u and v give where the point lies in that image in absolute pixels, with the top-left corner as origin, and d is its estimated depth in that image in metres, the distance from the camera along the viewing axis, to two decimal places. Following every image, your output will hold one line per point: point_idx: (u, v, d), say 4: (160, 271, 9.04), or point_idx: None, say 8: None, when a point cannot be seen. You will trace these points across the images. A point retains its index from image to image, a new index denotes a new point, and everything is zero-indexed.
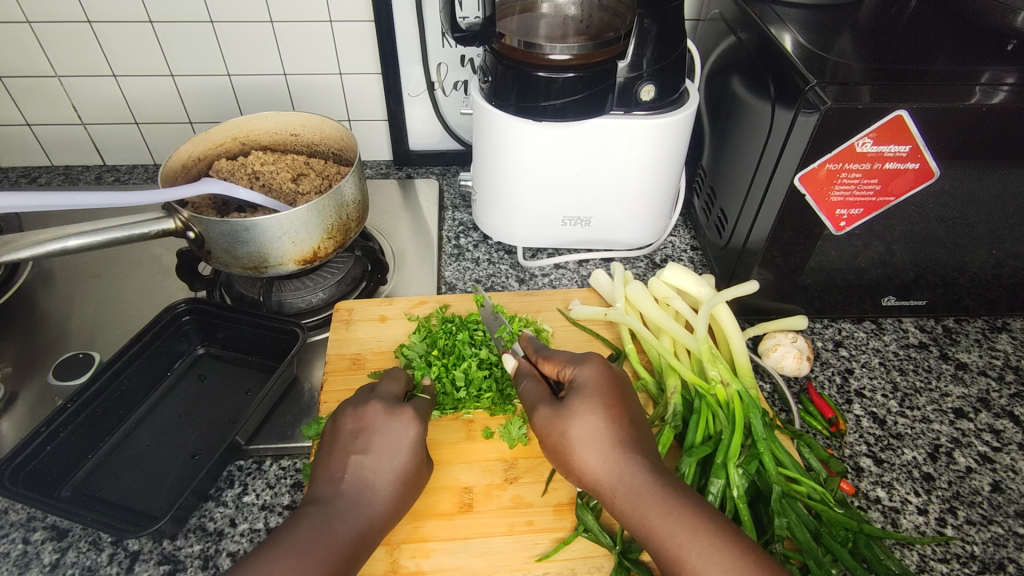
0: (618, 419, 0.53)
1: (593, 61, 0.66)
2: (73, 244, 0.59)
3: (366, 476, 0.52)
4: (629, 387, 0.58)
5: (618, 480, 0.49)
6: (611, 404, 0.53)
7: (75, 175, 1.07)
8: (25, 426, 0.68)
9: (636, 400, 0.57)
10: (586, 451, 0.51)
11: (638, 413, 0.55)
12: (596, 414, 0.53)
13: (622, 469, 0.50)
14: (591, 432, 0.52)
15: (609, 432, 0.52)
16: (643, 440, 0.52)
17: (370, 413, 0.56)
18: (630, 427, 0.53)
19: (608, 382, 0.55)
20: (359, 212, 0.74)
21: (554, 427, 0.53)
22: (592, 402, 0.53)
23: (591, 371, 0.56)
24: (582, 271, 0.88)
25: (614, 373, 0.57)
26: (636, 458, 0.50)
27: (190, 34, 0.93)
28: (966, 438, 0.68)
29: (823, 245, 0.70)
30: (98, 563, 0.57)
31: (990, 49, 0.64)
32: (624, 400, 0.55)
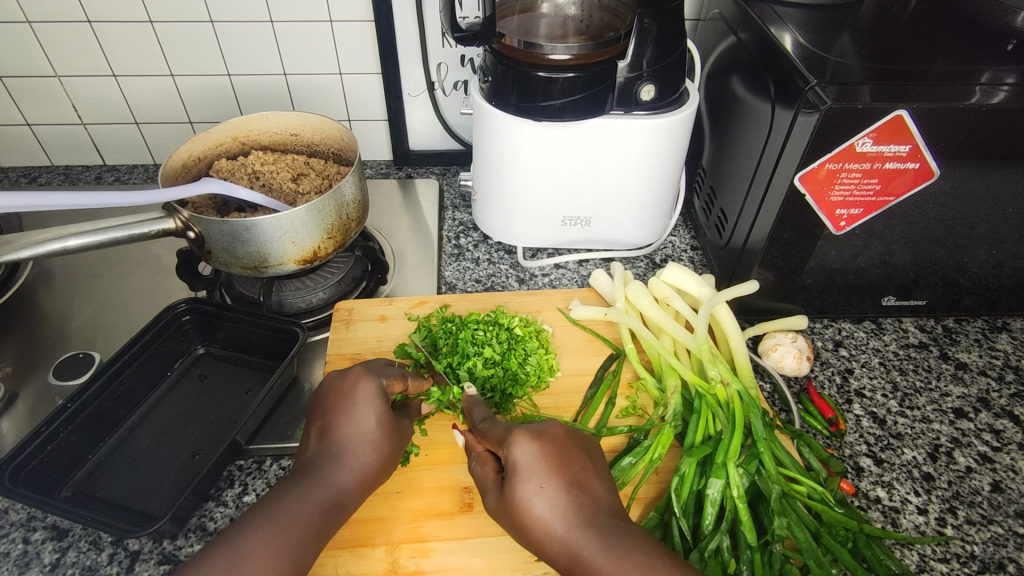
0: (562, 499, 0.49)
1: (593, 61, 0.66)
2: (73, 244, 0.59)
3: (330, 434, 0.54)
4: (569, 450, 0.53)
5: (574, 560, 0.47)
6: (548, 482, 0.50)
7: (75, 175, 1.07)
8: (26, 426, 0.68)
9: (582, 457, 0.53)
10: (538, 534, 0.49)
11: (584, 477, 0.51)
12: (534, 496, 0.49)
13: (576, 547, 0.47)
14: (536, 517, 0.49)
15: (553, 511, 0.49)
16: (591, 506, 0.49)
17: (329, 380, 0.58)
18: (575, 497, 0.50)
19: (542, 455, 0.51)
20: (359, 212, 0.74)
21: (505, 515, 0.51)
22: (527, 484, 0.50)
23: (521, 446, 0.51)
24: (582, 271, 0.88)
25: (546, 445, 0.52)
26: (585, 532, 0.47)
27: (191, 34, 0.93)
28: (966, 438, 0.68)
29: (823, 245, 0.70)
30: (98, 563, 0.57)
31: (990, 49, 0.64)
32: (564, 466, 0.51)
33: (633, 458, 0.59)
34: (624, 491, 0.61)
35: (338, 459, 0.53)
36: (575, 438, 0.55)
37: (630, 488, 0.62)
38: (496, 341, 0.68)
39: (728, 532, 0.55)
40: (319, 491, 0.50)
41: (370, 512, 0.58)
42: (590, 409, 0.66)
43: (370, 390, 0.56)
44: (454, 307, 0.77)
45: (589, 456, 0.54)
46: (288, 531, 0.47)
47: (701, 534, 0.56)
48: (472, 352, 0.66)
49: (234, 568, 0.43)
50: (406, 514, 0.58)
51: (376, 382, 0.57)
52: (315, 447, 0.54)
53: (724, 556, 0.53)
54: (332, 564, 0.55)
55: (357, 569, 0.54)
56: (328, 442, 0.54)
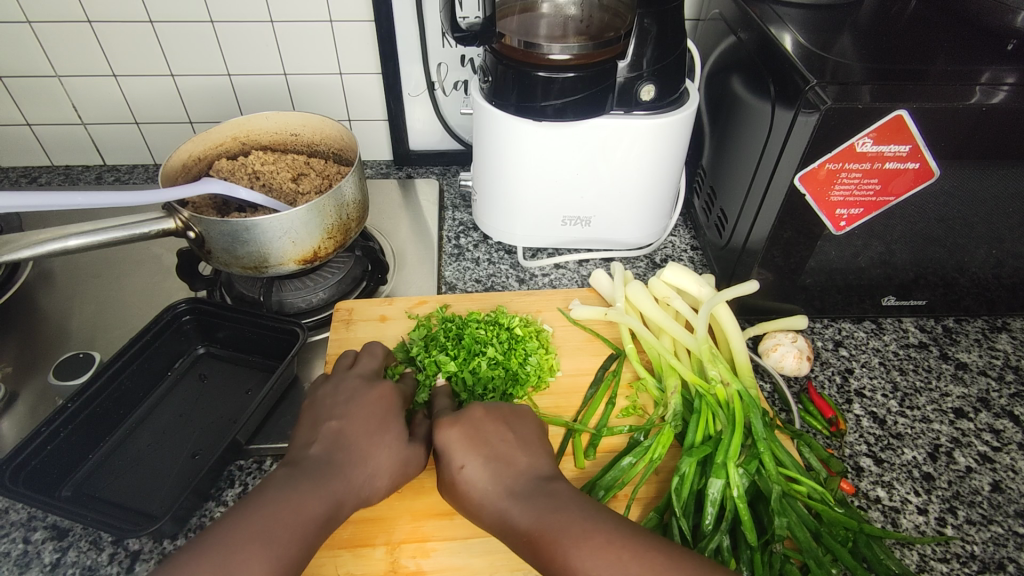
0: (487, 471, 0.51)
1: (593, 61, 0.66)
2: (74, 244, 0.59)
3: (347, 436, 0.53)
4: (486, 424, 0.55)
5: (502, 524, 0.48)
6: (468, 459, 0.52)
7: (75, 175, 1.07)
8: (26, 426, 0.68)
9: (504, 431, 0.55)
10: (472, 511, 0.51)
11: (499, 445, 0.53)
12: (459, 474, 0.52)
13: (500, 515, 0.49)
14: (466, 493, 0.51)
15: (479, 484, 0.51)
16: (510, 475, 0.51)
17: (351, 388, 0.58)
18: (494, 468, 0.51)
19: (460, 433, 0.54)
20: (359, 212, 0.74)
21: (449, 498, 0.53)
22: (451, 464, 0.52)
23: (441, 431, 0.54)
24: (582, 271, 0.88)
25: (468, 426, 0.54)
26: (507, 500, 0.49)
27: (190, 35, 0.93)
28: (966, 438, 0.68)
29: (823, 245, 0.70)
30: (99, 563, 0.57)
31: (990, 49, 0.64)
32: (482, 442, 0.53)
33: (633, 458, 0.59)
34: (624, 491, 0.61)
35: (355, 463, 0.52)
36: (496, 414, 0.56)
37: (629, 488, 0.62)
38: (496, 340, 0.68)
39: (728, 532, 0.55)
40: (328, 489, 0.49)
41: (371, 512, 0.58)
42: (590, 409, 0.66)
43: (393, 410, 0.57)
44: (454, 307, 0.77)
45: (512, 425, 0.56)
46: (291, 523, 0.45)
47: (701, 534, 0.56)
48: (478, 351, 0.67)
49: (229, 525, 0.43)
50: (406, 514, 0.58)
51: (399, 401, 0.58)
52: (324, 448, 0.52)
53: (724, 555, 0.53)
54: (332, 564, 0.55)
55: (357, 569, 0.54)
56: (343, 445, 0.52)
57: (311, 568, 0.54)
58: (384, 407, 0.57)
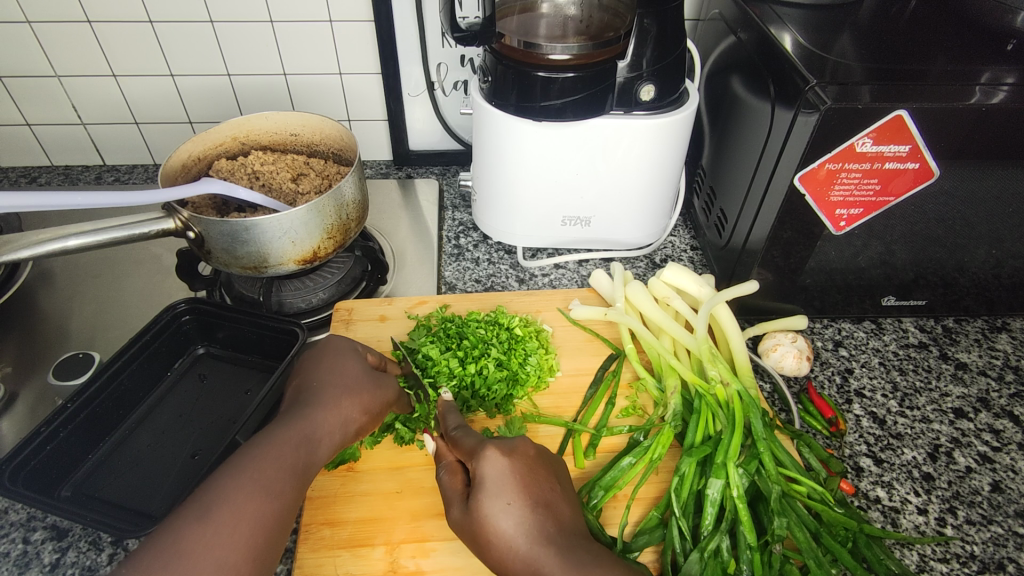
0: (530, 514, 0.49)
1: (593, 61, 0.66)
2: (73, 244, 0.59)
3: (303, 383, 0.58)
4: (538, 467, 0.53)
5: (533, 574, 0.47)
6: (517, 499, 0.50)
7: (75, 175, 1.07)
8: (26, 426, 0.68)
9: (550, 477, 0.53)
10: (496, 553, 0.48)
11: (547, 490, 0.52)
12: (499, 512, 0.49)
13: (535, 563, 0.47)
14: (496, 532, 0.49)
15: (517, 528, 0.48)
16: (555, 524, 0.49)
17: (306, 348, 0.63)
18: (541, 515, 0.50)
19: (514, 471, 0.52)
20: (359, 212, 0.74)
21: (467, 530, 0.50)
22: (493, 500, 0.50)
23: (491, 462, 0.52)
24: (582, 271, 0.88)
25: (524, 466, 0.53)
26: (548, 551, 0.47)
27: (190, 35, 0.93)
28: (966, 438, 0.68)
29: (823, 245, 0.70)
30: (98, 563, 0.57)
31: (990, 49, 0.64)
32: (533, 486, 0.51)
33: (633, 458, 0.59)
34: (624, 491, 0.61)
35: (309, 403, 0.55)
36: (545, 458, 0.55)
37: (629, 488, 0.62)
38: (496, 340, 0.68)
39: (728, 532, 0.55)
40: (293, 423, 0.52)
41: (371, 512, 0.58)
42: (590, 409, 0.66)
43: (341, 350, 0.61)
44: (454, 308, 0.77)
45: (557, 475, 0.55)
46: (265, 467, 0.48)
47: (701, 534, 0.56)
48: (485, 352, 0.67)
49: (206, 516, 0.43)
50: (406, 514, 0.58)
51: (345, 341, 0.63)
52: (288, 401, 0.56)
53: (724, 556, 0.53)
54: (332, 564, 0.55)
55: (356, 569, 0.54)
56: (299, 393, 0.56)
57: (311, 568, 0.54)
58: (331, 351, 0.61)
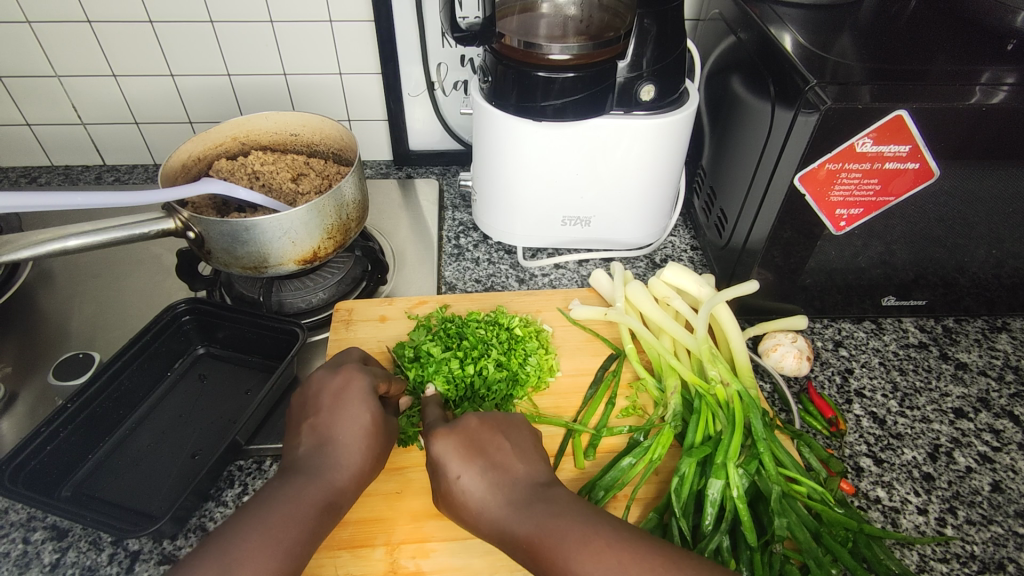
0: (483, 479, 0.51)
1: (593, 61, 0.66)
2: (73, 244, 0.59)
3: (322, 432, 0.54)
4: (483, 432, 0.54)
5: (503, 537, 0.48)
6: (468, 468, 0.51)
7: (75, 175, 1.07)
8: (26, 426, 0.68)
9: (498, 440, 0.54)
10: (470, 521, 0.50)
11: (497, 453, 0.53)
12: (454, 485, 0.51)
13: (500, 523, 0.48)
14: (461, 503, 0.50)
15: (475, 494, 0.50)
16: (508, 483, 0.50)
17: (316, 381, 0.57)
18: (492, 478, 0.51)
19: (457, 443, 0.53)
20: (359, 212, 0.74)
21: (445, 507, 0.52)
22: (448, 476, 0.51)
23: (434, 441, 0.53)
24: (582, 271, 0.88)
25: (467, 435, 0.53)
26: (504, 509, 0.49)
27: (190, 35, 0.93)
28: (966, 438, 0.68)
29: (823, 245, 0.70)
30: (98, 563, 0.57)
31: (990, 49, 0.64)
32: (478, 450, 0.52)
33: (633, 458, 0.59)
34: (624, 491, 0.61)
35: (331, 455, 0.52)
36: (491, 422, 0.55)
37: (629, 488, 0.62)
38: (496, 340, 0.68)
39: (728, 532, 0.55)
40: (316, 488, 0.50)
41: (373, 512, 0.58)
42: (590, 409, 0.66)
43: (360, 391, 0.56)
44: (454, 308, 0.77)
45: (505, 431, 0.55)
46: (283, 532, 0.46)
47: (701, 534, 0.56)
48: (486, 352, 0.67)
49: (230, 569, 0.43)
50: (406, 514, 0.58)
51: (367, 380, 0.57)
52: (308, 443, 0.53)
53: (724, 555, 0.53)
54: (332, 564, 0.55)
55: (357, 569, 0.54)
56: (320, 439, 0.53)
57: (311, 568, 0.54)
58: (353, 390, 0.56)
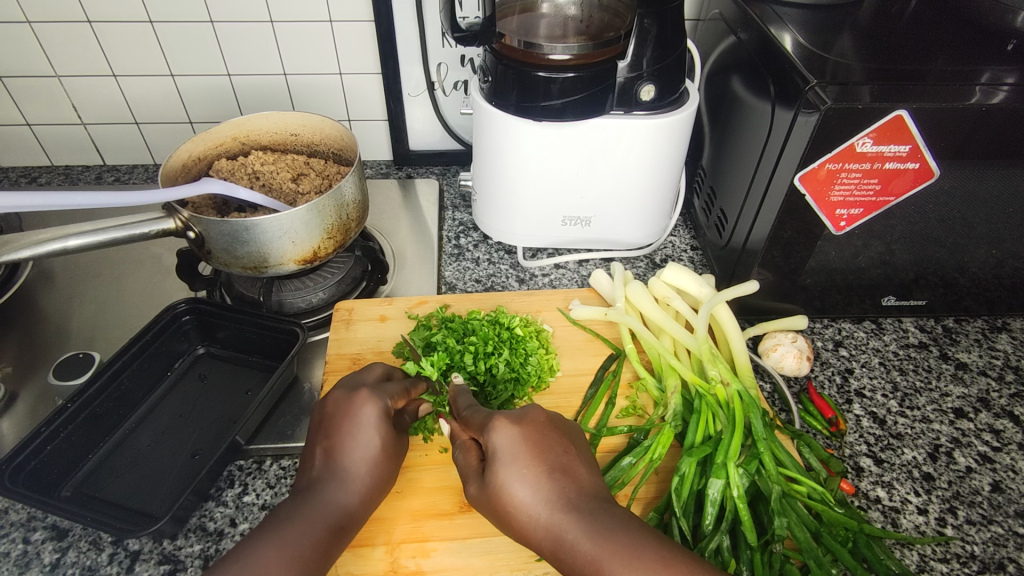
0: (545, 480, 0.49)
1: (593, 60, 0.66)
2: (73, 244, 0.59)
3: (335, 457, 0.52)
4: (550, 433, 0.53)
5: (557, 544, 0.47)
6: (531, 467, 0.50)
7: (75, 175, 1.07)
8: (26, 425, 0.68)
9: (560, 442, 0.53)
10: (519, 523, 0.49)
11: (562, 456, 0.52)
12: (515, 481, 0.49)
13: (557, 528, 0.47)
14: (516, 502, 0.49)
15: (535, 495, 0.49)
16: (574, 489, 0.49)
17: (331, 402, 0.55)
18: (557, 480, 0.49)
19: (524, 439, 0.52)
20: (359, 212, 0.74)
21: (488, 504, 0.50)
22: (505, 470, 0.50)
23: (499, 434, 0.52)
24: (582, 271, 0.88)
25: (533, 434, 0.52)
26: (569, 515, 0.47)
27: (190, 34, 0.93)
28: (966, 438, 0.68)
29: (823, 245, 0.70)
30: (98, 563, 0.57)
31: (990, 49, 0.64)
32: (545, 452, 0.51)
33: (633, 458, 0.59)
34: (624, 490, 0.61)
35: (342, 480, 0.51)
36: (557, 424, 0.55)
37: (629, 488, 0.62)
38: (498, 339, 0.68)
39: (728, 532, 0.55)
40: (326, 512, 0.48)
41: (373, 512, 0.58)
42: (590, 409, 0.66)
43: (374, 416, 0.54)
44: (454, 307, 0.77)
45: (569, 438, 0.54)
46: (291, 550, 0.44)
47: (700, 534, 0.56)
48: (495, 352, 0.67)
49: None
50: (406, 514, 0.58)
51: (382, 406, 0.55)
52: (320, 467, 0.52)
53: (724, 555, 0.53)
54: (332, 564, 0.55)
55: (357, 569, 0.54)
56: (332, 462, 0.52)
57: None
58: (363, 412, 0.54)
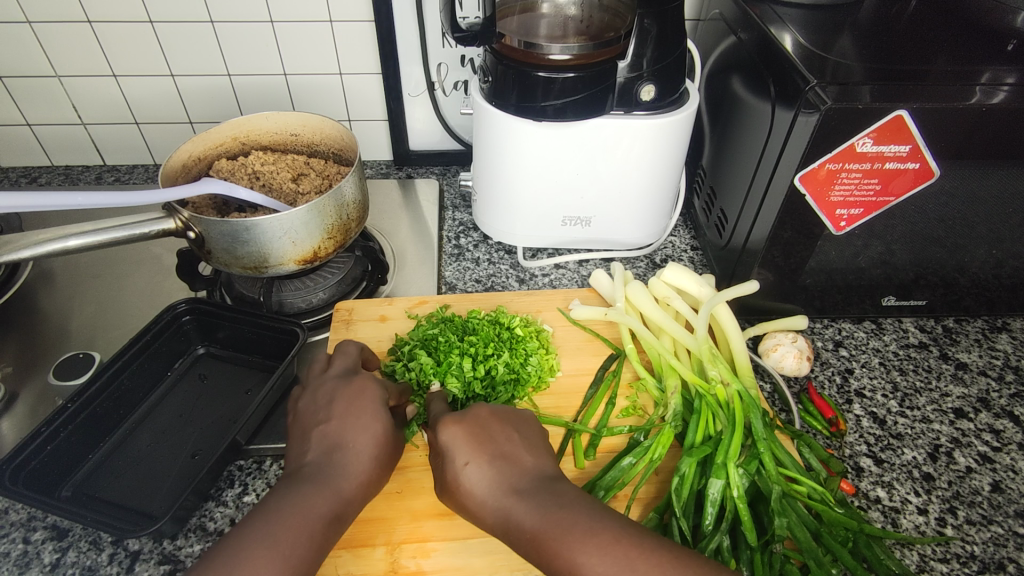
0: (492, 467, 0.51)
1: (594, 61, 0.66)
2: (73, 244, 0.59)
3: (333, 439, 0.54)
4: (494, 424, 0.55)
5: (506, 525, 0.48)
6: (477, 458, 0.51)
7: (75, 175, 1.07)
8: (26, 425, 0.68)
9: (506, 432, 0.54)
10: (473, 509, 0.50)
11: (504, 444, 0.53)
12: (462, 473, 0.51)
13: (504, 510, 0.48)
14: (468, 493, 0.50)
15: (482, 483, 0.50)
16: (516, 473, 0.51)
17: (330, 389, 0.58)
18: (500, 467, 0.51)
19: (467, 432, 0.53)
20: (359, 212, 0.74)
21: (449, 498, 0.52)
22: (455, 464, 0.51)
23: (445, 429, 0.53)
24: (582, 271, 0.88)
25: (478, 426, 0.54)
26: (512, 499, 0.49)
27: (191, 35, 0.93)
28: (966, 438, 0.68)
29: (824, 245, 0.70)
30: (98, 563, 0.57)
31: (990, 49, 0.64)
32: (489, 442, 0.53)
33: (633, 458, 0.59)
34: (624, 491, 0.61)
35: (341, 464, 0.52)
36: (501, 415, 0.56)
37: (629, 488, 0.62)
38: (497, 339, 0.68)
39: (728, 532, 0.55)
40: (324, 498, 0.49)
41: (373, 512, 0.58)
42: (590, 409, 0.66)
43: (372, 401, 0.57)
44: (454, 307, 0.77)
45: (516, 427, 0.55)
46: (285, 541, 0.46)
47: (701, 534, 0.56)
48: (496, 352, 0.66)
49: None
50: (406, 514, 0.58)
51: (380, 391, 0.58)
52: (317, 452, 0.53)
53: (724, 555, 0.53)
54: (332, 564, 0.55)
55: (357, 569, 0.54)
56: (331, 446, 0.53)
57: None
58: (364, 399, 0.57)
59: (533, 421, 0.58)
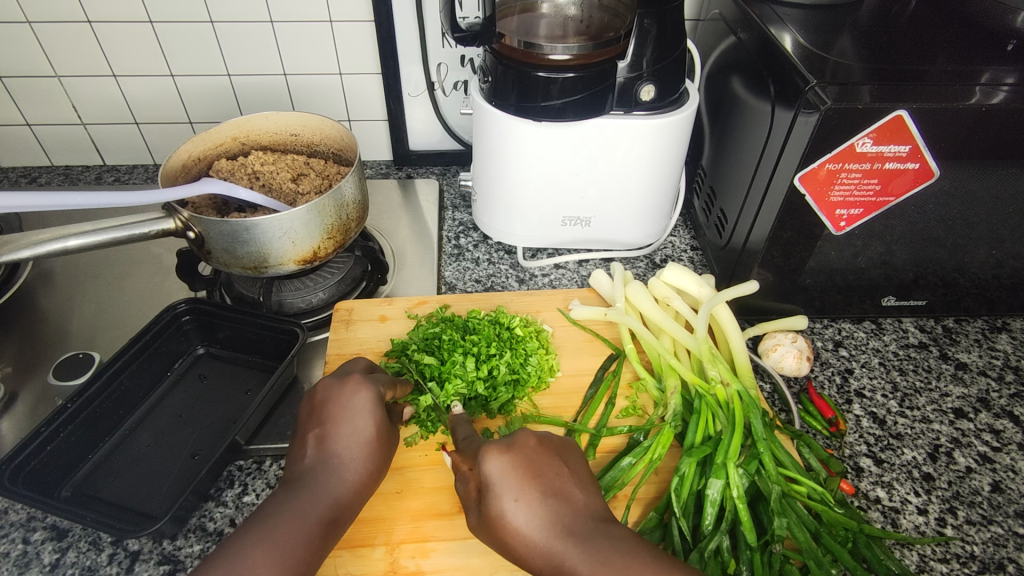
0: (542, 505, 0.48)
1: (593, 61, 0.66)
2: (73, 244, 0.59)
3: (328, 444, 0.53)
4: (543, 456, 0.52)
5: (554, 568, 0.45)
6: (524, 494, 0.48)
7: (75, 175, 1.07)
8: (26, 425, 0.68)
9: (554, 465, 0.51)
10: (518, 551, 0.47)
11: (554, 479, 0.50)
12: (509, 510, 0.48)
13: (557, 555, 0.45)
14: (513, 532, 0.47)
15: (531, 523, 0.47)
16: (569, 512, 0.48)
17: (323, 390, 0.57)
18: (551, 505, 0.48)
19: (516, 465, 0.50)
20: (359, 212, 0.74)
21: (488, 535, 0.49)
22: (500, 499, 0.48)
23: (491, 461, 0.50)
24: (582, 271, 0.88)
25: (525, 459, 0.51)
26: (564, 541, 0.46)
27: (191, 35, 0.93)
28: (966, 438, 0.68)
29: (823, 245, 0.70)
30: (98, 563, 0.57)
31: (990, 49, 0.64)
32: (538, 475, 0.50)
33: (633, 458, 0.59)
34: (624, 491, 0.61)
35: (337, 469, 0.52)
36: (548, 446, 0.53)
37: (629, 488, 0.62)
38: (497, 339, 0.68)
39: (728, 532, 0.55)
40: (321, 504, 0.49)
41: (373, 512, 0.58)
42: (590, 409, 0.66)
43: (366, 403, 0.55)
44: (454, 308, 0.77)
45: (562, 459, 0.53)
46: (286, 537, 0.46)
47: (700, 534, 0.56)
48: (496, 353, 0.67)
49: None
50: (406, 514, 0.58)
51: (374, 391, 0.56)
52: (313, 456, 0.52)
53: (724, 555, 0.53)
54: (332, 564, 0.55)
55: (356, 569, 0.54)
56: (325, 451, 0.52)
57: None
58: (357, 401, 0.55)
59: (568, 445, 0.55)
